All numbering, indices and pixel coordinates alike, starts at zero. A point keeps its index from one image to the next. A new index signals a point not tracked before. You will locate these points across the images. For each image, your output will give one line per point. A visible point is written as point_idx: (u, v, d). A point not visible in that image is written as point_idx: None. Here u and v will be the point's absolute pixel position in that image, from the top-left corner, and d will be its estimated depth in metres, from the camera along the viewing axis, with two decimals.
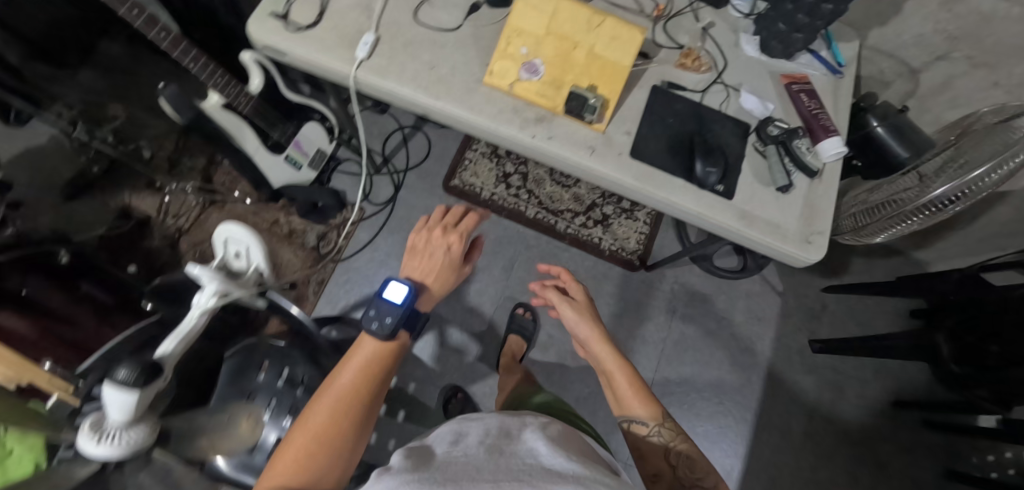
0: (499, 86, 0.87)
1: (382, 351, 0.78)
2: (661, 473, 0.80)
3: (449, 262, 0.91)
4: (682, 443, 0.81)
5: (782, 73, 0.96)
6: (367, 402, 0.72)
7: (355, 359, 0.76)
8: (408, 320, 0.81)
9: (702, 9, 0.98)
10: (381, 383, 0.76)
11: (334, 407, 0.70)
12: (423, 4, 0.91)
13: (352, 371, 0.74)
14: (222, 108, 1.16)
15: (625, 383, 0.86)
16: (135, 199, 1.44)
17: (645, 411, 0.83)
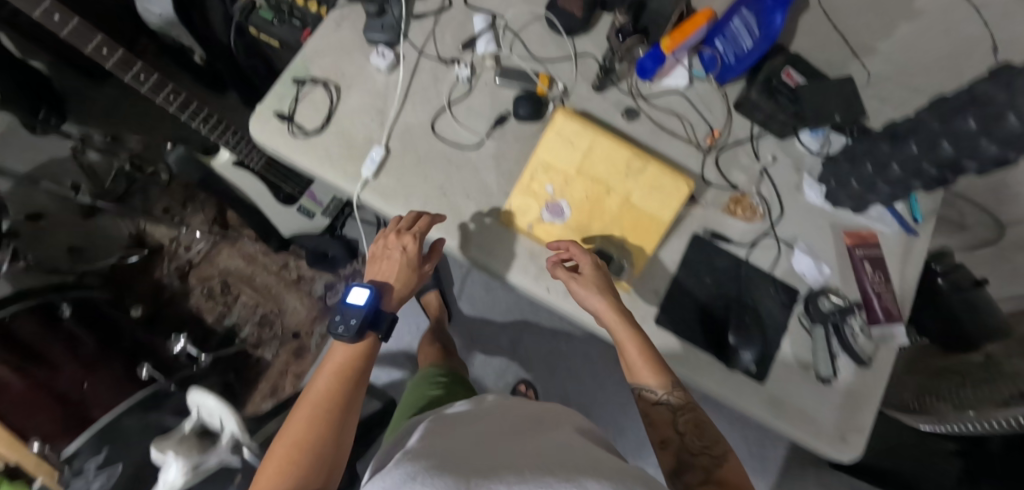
0: (517, 224, 0.76)
1: (359, 348, 0.68)
2: (669, 439, 0.68)
3: (407, 263, 0.73)
4: (694, 417, 0.68)
5: (846, 229, 0.83)
6: (345, 406, 0.64)
7: (332, 364, 0.67)
8: (378, 316, 0.69)
9: (765, 140, 0.85)
10: (358, 384, 0.66)
11: (311, 413, 0.61)
12: (443, 112, 0.80)
13: (327, 374, 0.66)
14: (233, 166, 1.11)
15: (632, 358, 0.68)
16: (150, 225, 1.41)
17: (656, 380, 0.67)
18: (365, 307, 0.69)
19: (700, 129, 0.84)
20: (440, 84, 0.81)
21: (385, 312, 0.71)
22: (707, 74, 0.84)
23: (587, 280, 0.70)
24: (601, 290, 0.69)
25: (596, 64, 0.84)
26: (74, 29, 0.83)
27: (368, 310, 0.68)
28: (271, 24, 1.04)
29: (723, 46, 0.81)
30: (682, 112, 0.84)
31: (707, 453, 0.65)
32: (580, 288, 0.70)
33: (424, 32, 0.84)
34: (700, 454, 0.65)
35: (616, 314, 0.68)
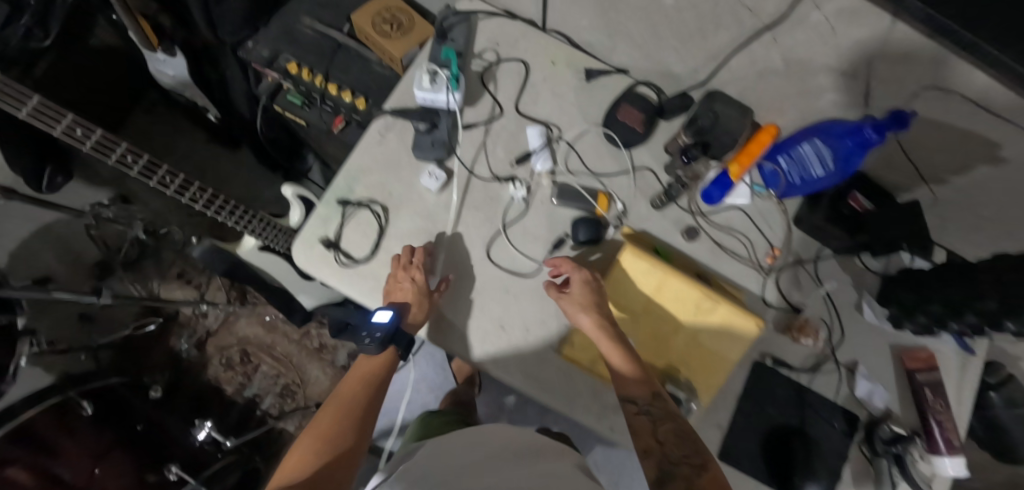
0: (579, 361, 0.73)
1: (380, 361, 0.77)
2: (652, 450, 0.63)
3: (420, 293, 0.70)
4: (675, 427, 0.64)
5: (903, 349, 0.82)
6: (368, 407, 0.73)
7: (359, 372, 0.76)
8: (399, 335, 0.71)
9: (825, 258, 0.82)
10: (377, 394, 0.75)
11: (338, 409, 0.71)
12: (498, 237, 0.76)
13: (353, 380, 0.75)
14: (259, 251, 1.06)
15: (618, 367, 0.66)
16: (165, 290, 1.40)
17: (638, 387, 0.65)
18: (385, 326, 0.70)
19: (759, 247, 0.81)
20: (495, 205, 0.77)
21: (403, 333, 0.71)
22: (768, 189, 0.81)
23: (575, 294, 0.69)
24: (591, 307, 0.69)
25: (655, 180, 0.81)
26: (98, 141, 0.79)
27: (390, 327, 0.69)
28: (300, 108, 0.97)
29: (788, 165, 0.77)
30: (742, 230, 0.81)
31: (688, 464, 0.61)
32: (569, 303, 0.69)
33: (475, 146, 0.79)
34: (681, 463, 0.61)
35: (603, 329, 0.67)
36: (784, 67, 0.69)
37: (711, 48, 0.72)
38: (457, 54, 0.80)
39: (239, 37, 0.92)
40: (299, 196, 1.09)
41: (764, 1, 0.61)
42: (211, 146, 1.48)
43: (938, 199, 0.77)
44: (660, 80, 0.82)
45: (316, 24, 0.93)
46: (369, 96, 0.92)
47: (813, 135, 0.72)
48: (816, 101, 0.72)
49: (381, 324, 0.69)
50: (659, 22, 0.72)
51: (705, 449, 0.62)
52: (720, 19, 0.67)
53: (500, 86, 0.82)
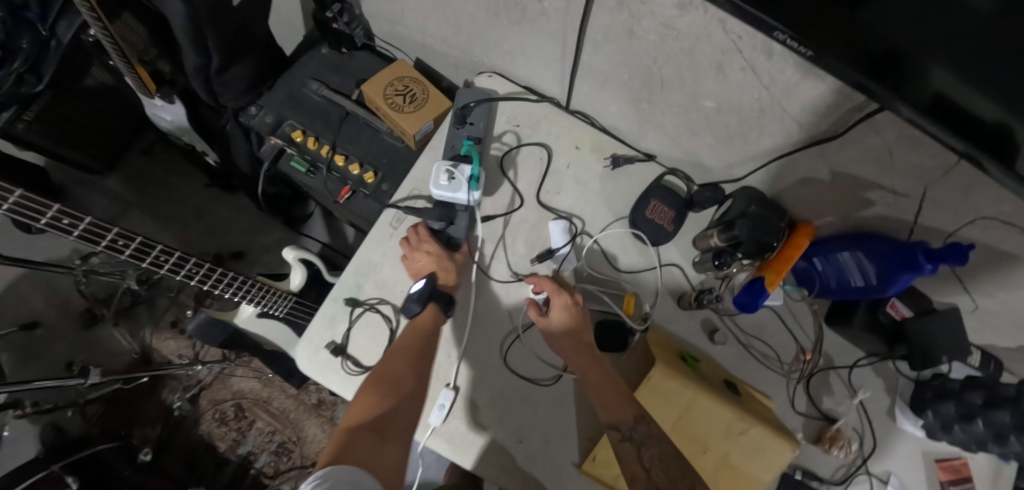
0: (600, 479, 0.66)
1: (428, 316, 0.68)
2: (637, 478, 0.58)
3: (441, 257, 0.70)
4: (664, 453, 0.58)
5: (938, 458, 0.76)
6: (424, 358, 0.65)
7: (417, 324, 0.68)
8: (437, 293, 0.69)
9: (861, 365, 0.78)
10: (433, 344, 0.67)
11: (398, 354, 0.64)
12: (515, 339, 0.72)
13: (410, 333, 0.67)
14: (257, 317, 1.00)
15: (592, 387, 0.64)
16: (156, 340, 1.31)
17: (608, 415, 0.61)
18: (418, 291, 0.68)
19: (788, 349, 0.77)
20: (511, 304, 0.73)
21: (442, 290, 0.69)
22: (801, 289, 0.78)
23: (547, 320, 0.68)
24: (567, 334, 0.67)
25: (681, 277, 0.76)
26: (87, 229, 0.71)
27: (425, 289, 0.68)
28: (303, 175, 0.89)
29: (824, 268, 0.74)
30: (771, 331, 0.77)
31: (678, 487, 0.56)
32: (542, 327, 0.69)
33: (492, 240, 0.75)
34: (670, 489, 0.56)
35: (575, 354, 0.66)
36: (829, 176, 0.64)
37: (751, 150, 0.67)
38: (475, 141, 0.76)
39: (242, 102, 0.86)
40: (301, 259, 1.04)
41: (816, 117, 0.56)
42: (207, 188, 1.42)
43: (980, 307, 0.72)
44: (691, 169, 0.77)
45: (324, 91, 0.87)
46: (378, 167, 0.86)
47: (855, 246, 0.68)
48: (860, 210, 0.67)
49: (416, 289, 0.68)
50: (698, 119, 0.67)
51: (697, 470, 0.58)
52: (764, 126, 0.62)
53: (519, 173, 0.77)
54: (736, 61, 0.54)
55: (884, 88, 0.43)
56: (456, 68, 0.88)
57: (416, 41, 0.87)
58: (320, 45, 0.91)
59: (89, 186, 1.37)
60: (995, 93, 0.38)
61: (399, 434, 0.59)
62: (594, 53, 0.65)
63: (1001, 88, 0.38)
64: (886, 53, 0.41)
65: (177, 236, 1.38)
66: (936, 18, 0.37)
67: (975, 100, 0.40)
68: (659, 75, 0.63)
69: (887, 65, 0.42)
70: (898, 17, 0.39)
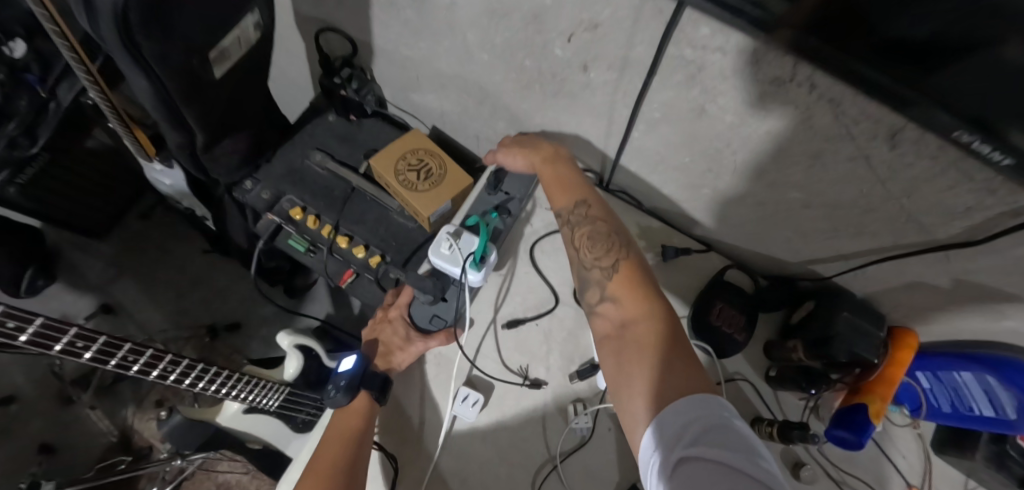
0: None
1: (357, 413, 0.55)
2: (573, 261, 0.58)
3: (399, 330, 0.62)
4: (599, 238, 0.57)
5: None
6: (352, 472, 0.51)
7: (339, 429, 0.54)
8: (369, 378, 0.56)
9: None
10: (363, 451, 0.53)
11: (317, 476, 0.50)
12: (547, 478, 0.56)
13: (330, 444, 0.53)
14: (242, 413, 0.88)
15: (541, 176, 0.61)
16: (139, 420, 1.19)
17: (558, 204, 0.59)
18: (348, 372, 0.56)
19: (890, 487, 0.62)
20: (546, 433, 0.58)
21: (377, 374, 0.57)
22: (902, 408, 0.63)
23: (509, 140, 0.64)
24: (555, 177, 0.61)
25: (754, 396, 0.62)
26: None
27: (353, 372, 0.56)
28: (302, 254, 0.78)
29: (932, 386, 0.60)
30: (866, 463, 0.62)
31: (601, 265, 0.55)
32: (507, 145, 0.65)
33: (523, 350, 0.62)
34: (597, 271, 0.55)
35: (534, 153, 0.61)
36: (949, 286, 0.51)
37: (842, 248, 0.55)
38: (500, 213, 0.65)
39: (236, 177, 0.77)
40: (298, 345, 0.91)
41: (947, 221, 0.44)
42: (206, 252, 1.32)
43: None
44: (756, 261, 0.65)
45: (329, 162, 0.78)
46: (387, 251, 0.74)
47: (981, 366, 0.54)
48: (982, 323, 0.53)
49: (345, 370, 0.56)
50: (775, 212, 0.54)
51: (621, 241, 0.56)
52: (866, 224, 0.49)
53: (551, 266, 0.66)
54: (845, 149, 0.42)
55: (981, 147, 0.33)
56: (477, 139, 0.78)
57: (432, 109, 0.78)
58: (327, 113, 0.82)
59: (82, 250, 1.28)
60: None
61: None
62: (648, 131, 0.54)
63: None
64: (965, 116, 0.32)
65: (169, 305, 1.27)
66: (1001, 77, 0.29)
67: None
68: (731, 161, 0.51)
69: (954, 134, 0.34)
70: (962, 79, 0.31)
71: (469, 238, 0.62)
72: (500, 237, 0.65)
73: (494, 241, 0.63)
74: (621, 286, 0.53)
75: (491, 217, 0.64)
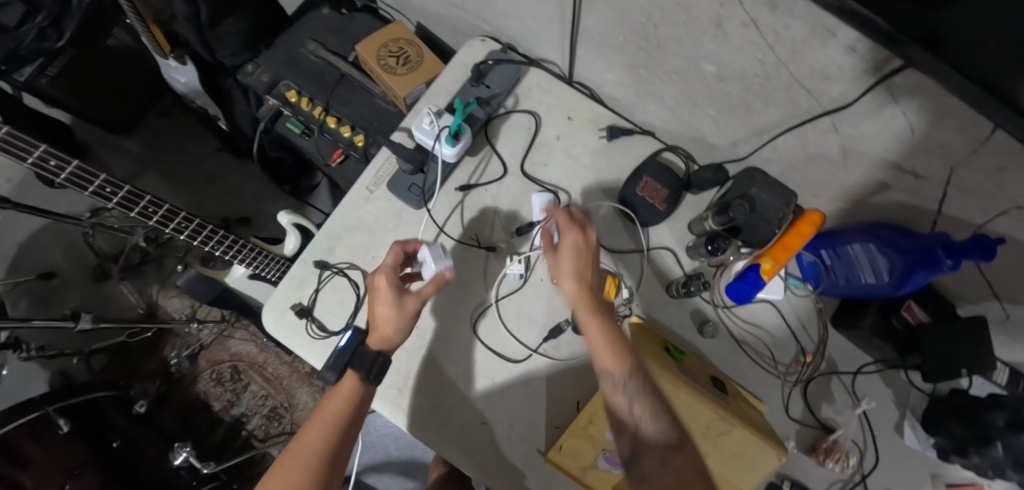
0: (567, 469, 0.63)
1: (350, 396, 0.60)
2: (625, 424, 0.55)
3: (385, 301, 0.60)
4: (654, 400, 0.55)
5: (949, 483, 0.69)
6: (335, 456, 0.58)
7: (326, 410, 0.60)
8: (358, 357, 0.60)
9: (867, 372, 0.71)
10: (347, 437, 0.59)
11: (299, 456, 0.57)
12: (485, 314, 0.69)
13: (319, 423, 0.59)
14: (248, 279, 1.00)
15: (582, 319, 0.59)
16: (163, 297, 1.33)
17: (613, 362, 0.57)
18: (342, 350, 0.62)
19: (787, 350, 0.71)
20: (486, 279, 0.70)
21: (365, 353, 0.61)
22: (806, 284, 0.71)
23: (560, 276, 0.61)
24: (590, 309, 0.60)
25: (673, 263, 0.72)
26: (73, 172, 0.73)
27: (346, 351, 0.61)
28: (298, 136, 0.87)
29: (832, 263, 0.66)
30: (770, 327, 0.71)
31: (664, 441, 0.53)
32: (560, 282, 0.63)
33: (474, 212, 0.71)
34: (655, 436, 0.53)
35: (582, 297, 0.59)
36: (841, 156, 0.57)
37: (756, 124, 0.61)
38: (479, 102, 0.72)
39: (239, 60, 0.87)
40: (296, 224, 1.00)
41: (826, 84, 0.50)
42: (221, 153, 1.44)
43: (1012, 318, 0.63)
44: (691, 146, 0.72)
45: (321, 50, 0.86)
46: (369, 131, 0.84)
47: (867, 236, 0.61)
48: (871, 196, 0.60)
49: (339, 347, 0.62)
50: (698, 88, 0.61)
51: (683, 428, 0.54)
52: (769, 95, 0.56)
53: (507, 143, 0.73)
54: (738, 15, 0.49)
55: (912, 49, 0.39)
56: (455, 33, 0.84)
57: (414, 5, 0.84)
58: (321, 6, 0.90)
59: (107, 145, 1.39)
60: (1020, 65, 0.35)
61: None
62: (590, 11, 0.61)
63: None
64: (922, 34, 0.39)
65: (188, 201, 1.40)
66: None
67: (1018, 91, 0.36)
68: (656, 35, 0.57)
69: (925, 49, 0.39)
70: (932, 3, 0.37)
71: (447, 118, 0.70)
72: (477, 123, 0.72)
73: (470, 125, 0.71)
74: (684, 470, 0.51)
75: (470, 103, 0.71)
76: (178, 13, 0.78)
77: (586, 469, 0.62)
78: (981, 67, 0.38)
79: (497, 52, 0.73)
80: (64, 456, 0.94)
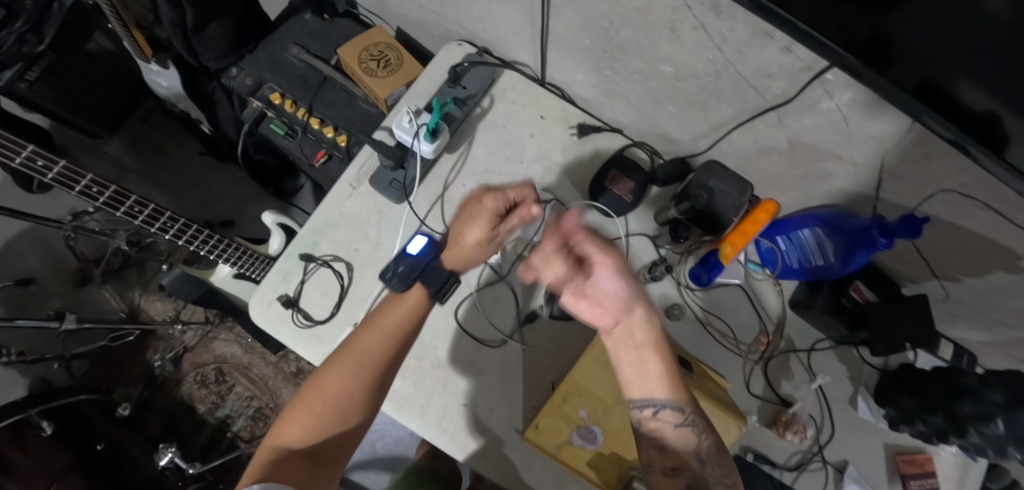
0: (543, 446, 0.66)
1: (408, 310, 0.63)
2: (684, 466, 0.54)
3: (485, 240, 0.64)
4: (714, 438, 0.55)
5: (901, 451, 0.75)
6: (386, 368, 0.60)
7: (384, 316, 0.62)
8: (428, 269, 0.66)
9: (821, 349, 0.76)
10: (400, 351, 0.61)
11: (350, 364, 0.59)
12: (465, 301, 0.72)
13: (372, 333, 0.61)
14: (233, 278, 1.02)
15: (649, 350, 0.53)
16: (145, 301, 1.34)
17: (672, 397, 0.54)
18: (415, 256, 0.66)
19: (750, 330, 0.76)
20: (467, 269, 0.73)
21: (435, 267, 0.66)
22: (764, 269, 0.75)
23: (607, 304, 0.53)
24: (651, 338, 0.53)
25: (642, 250, 0.76)
26: (60, 172, 0.76)
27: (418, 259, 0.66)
28: (281, 137, 0.90)
29: (786, 248, 0.72)
30: (733, 308, 0.76)
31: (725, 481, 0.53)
32: (594, 308, 0.53)
33: (453, 206, 0.75)
34: (720, 482, 0.53)
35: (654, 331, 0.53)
36: (788, 148, 0.63)
37: (712, 120, 0.66)
38: (456, 102, 0.76)
39: (223, 64, 0.90)
40: (281, 224, 1.02)
41: (769, 81, 0.55)
42: (203, 157, 1.45)
43: (950, 296, 0.69)
44: (656, 142, 0.77)
45: (304, 54, 0.89)
46: (351, 131, 0.87)
47: (813, 222, 0.68)
48: (819, 185, 0.65)
49: (411, 255, 0.66)
50: (659, 87, 0.66)
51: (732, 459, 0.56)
52: (721, 93, 0.61)
53: (483, 141, 0.77)
54: (687, 19, 0.53)
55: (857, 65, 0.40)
56: (433, 38, 0.89)
57: (395, 11, 0.88)
58: (303, 12, 0.93)
59: (87, 150, 1.39)
60: (968, 72, 0.38)
61: (340, 448, 0.59)
62: (558, 17, 0.65)
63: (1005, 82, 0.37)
64: (873, 52, 0.40)
65: (170, 204, 1.41)
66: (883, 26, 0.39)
67: (958, 88, 0.39)
68: (618, 39, 0.62)
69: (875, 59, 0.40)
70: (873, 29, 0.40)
71: (425, 116, 0.74)
72: (454, 121, 0.76)
73: (447, 123, 0.75)
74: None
75: (447, 103, 0.75)
76: (163, 19, 0.81)
77: (562, 444, 0.66)
78: (919, 77, 0.40)
79: (472, 55, 0.77)
80: (52, 458, 0.96)
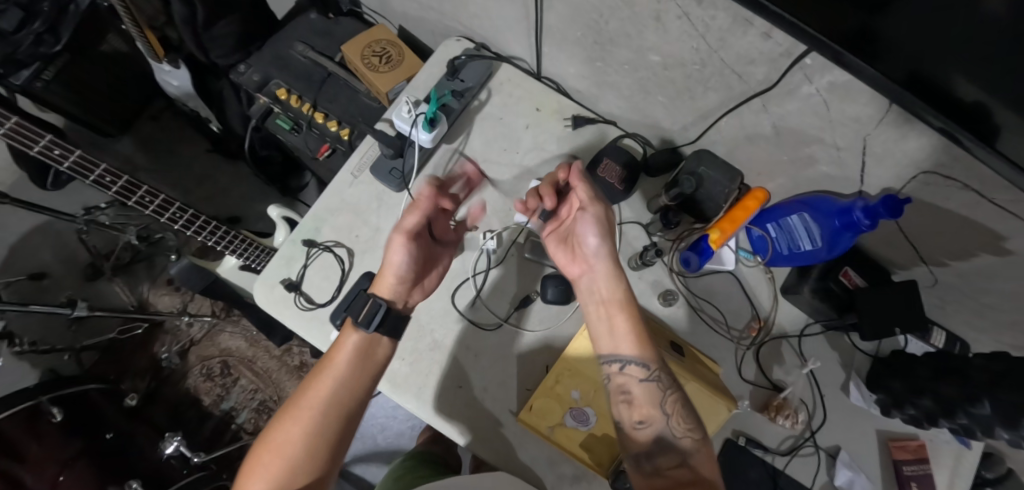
0: (537, 427, 0.68)
1: (351, 353, 0.63)
2: (650, 419, 0.60)
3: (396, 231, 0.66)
4: (680, 398, 0.60)
5: (893, 438, 0.75)
6: (342, 411, 0.61)
7: (331, 362, 0.62)
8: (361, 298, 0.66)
9: (812, 334, 0.78)
10: (351, 395, 0.62)
11: (302, 415, 0.60)
12: (463, 285, 0.74)
13: (322, 382, 0.61)
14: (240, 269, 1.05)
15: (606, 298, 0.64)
16: (154, 295, 1.37)
17: (637, 354, 0.61)
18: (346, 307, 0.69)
19: (741, 317, 0.77)
20: (465, 255, 0.75)
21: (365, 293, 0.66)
22: (755, 256, 0.77)
23: (580, 253, 0.67)
24: (612, 291, 0.64)
25: (635, 238, 0.78)
26: (75, 161, 0.80)
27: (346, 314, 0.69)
28: (287, 131, 0.93)
29: (777, 235, 0.73)
30: (724, 295, 0.78)
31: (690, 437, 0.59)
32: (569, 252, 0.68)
33: None
34: (684, 436, 0.59)
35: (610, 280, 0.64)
36: (774, 134, 0.65)
37: (701, 108, 0.68)
38: (454, 94, 0.79)
39: (231, 61, 0.94)
40: (285, 218, 1.05)
41: (751, 67, 0.57)
42: (211, 154, 1.49)
43: (939, 281, 0.70)
44: (648, 132, 0.79)
45: (309, 51, 0.93)
46: (354, 125, 0.90)
47: (800, 207, 0.69)
48: (805, 171, 0.67)
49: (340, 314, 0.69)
50: (648, 77, 0.68)
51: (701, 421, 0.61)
52: (706, 81, 0.63)
53: (480, 132, 0.80)
54: (672, 9, 0.56)
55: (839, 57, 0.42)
56: (432, 34, 0.92)
57: (396, 9, 0.91)
58: (308, 12, 0.97)
59: (100, 148, 1.43)
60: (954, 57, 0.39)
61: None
62: (550, 11, 0.68)
63: (993, 74, 0.38)
64: (857, 40, 0.42)
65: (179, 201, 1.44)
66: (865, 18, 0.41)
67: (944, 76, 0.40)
68: (607, 30, 0.65)
69: (861, 43, 0.43)
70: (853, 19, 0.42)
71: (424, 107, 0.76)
72: (453, 113, 0.79)
73: (445, 114, 0.77)
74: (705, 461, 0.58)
75: (445, 94, 0.77)
76: (175, 16, 0.84)
77: (556, 425, 0.67)
78: (904, 65, 0.42)
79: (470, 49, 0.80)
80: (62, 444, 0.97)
